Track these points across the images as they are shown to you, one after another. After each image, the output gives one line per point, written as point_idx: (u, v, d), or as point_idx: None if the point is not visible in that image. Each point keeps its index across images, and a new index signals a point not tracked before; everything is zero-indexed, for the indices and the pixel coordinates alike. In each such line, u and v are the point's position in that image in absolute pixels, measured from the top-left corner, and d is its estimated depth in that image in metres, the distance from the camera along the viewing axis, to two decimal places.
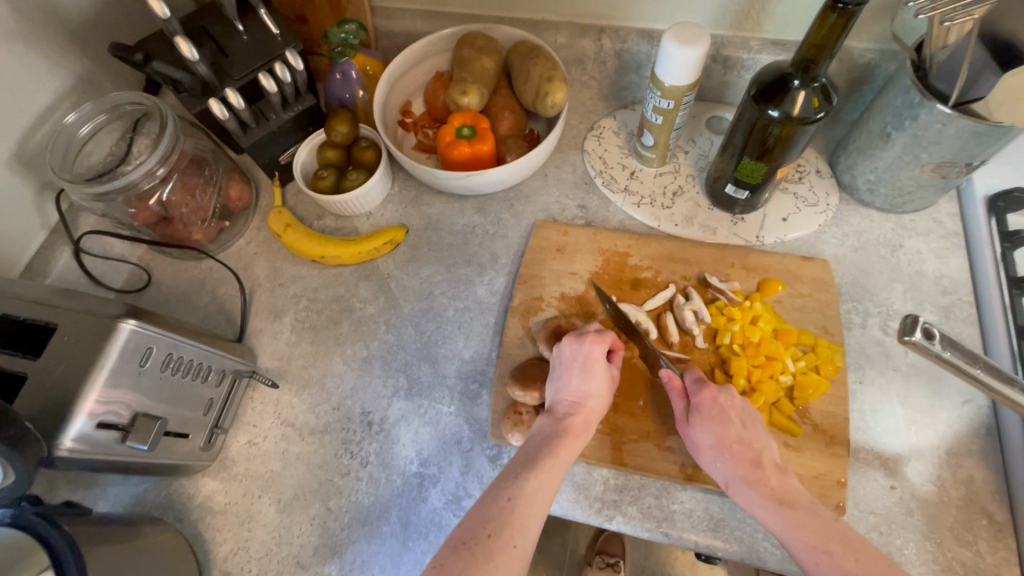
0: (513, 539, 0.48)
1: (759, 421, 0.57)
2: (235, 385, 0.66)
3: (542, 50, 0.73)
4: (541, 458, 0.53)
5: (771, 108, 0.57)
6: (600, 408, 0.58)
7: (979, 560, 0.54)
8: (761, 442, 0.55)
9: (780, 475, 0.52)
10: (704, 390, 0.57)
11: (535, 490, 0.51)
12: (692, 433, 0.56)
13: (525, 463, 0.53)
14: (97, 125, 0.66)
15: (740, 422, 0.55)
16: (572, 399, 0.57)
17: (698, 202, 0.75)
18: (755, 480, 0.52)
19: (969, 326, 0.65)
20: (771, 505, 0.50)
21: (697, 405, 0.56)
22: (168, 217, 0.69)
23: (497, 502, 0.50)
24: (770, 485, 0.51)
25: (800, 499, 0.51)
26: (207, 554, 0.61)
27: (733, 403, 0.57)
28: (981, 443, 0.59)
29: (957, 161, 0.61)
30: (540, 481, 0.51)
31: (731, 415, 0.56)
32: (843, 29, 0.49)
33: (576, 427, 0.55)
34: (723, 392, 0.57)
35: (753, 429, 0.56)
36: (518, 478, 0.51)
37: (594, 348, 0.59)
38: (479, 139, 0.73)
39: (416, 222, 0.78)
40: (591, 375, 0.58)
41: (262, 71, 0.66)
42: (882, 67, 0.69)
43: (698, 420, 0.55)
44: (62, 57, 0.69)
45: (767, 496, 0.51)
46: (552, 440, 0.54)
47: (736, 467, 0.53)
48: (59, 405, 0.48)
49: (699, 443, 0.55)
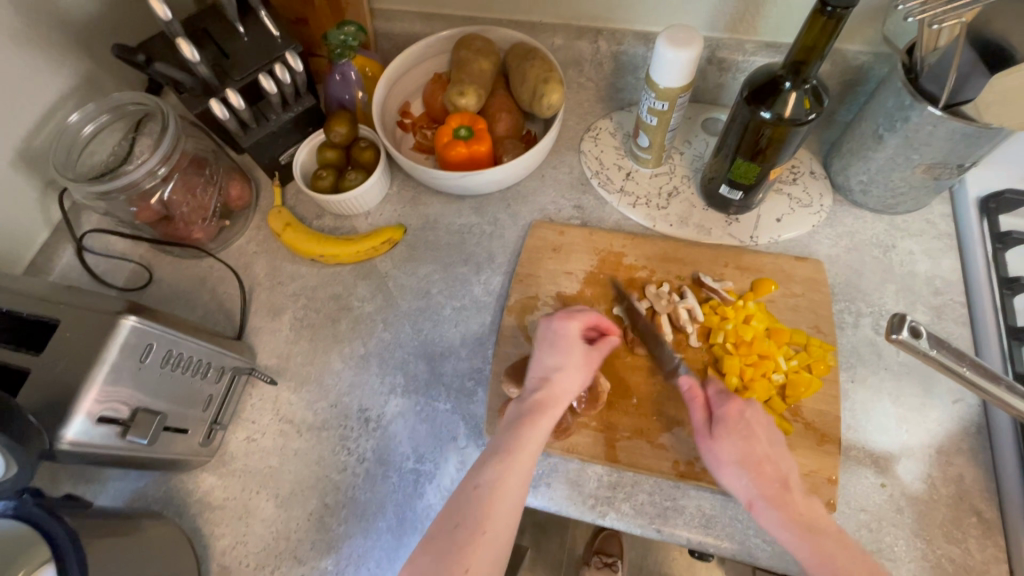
0: (483, 527, 0.48)
1: (783, 442, 0.57)
2: (234, 382, 0.67)
3: (540, 52, 0.74)
4: (507, 441, 0.54)
5: (763, 110, 0.57)
6: (570, 382, 0.58)
7: (968, 557, 0.55)
8: (786, 463, 0.55)
9: (807, 500, 0.52)
10: (729, 404, 0.58)
11: (501, 474, 0.51)
12: (716, 446, 0.55)
13: (490, 449, 0.54)
14: (100, 125, 0.67)
15: (767, 439, 0.55)
16: (538, 379, 0.58)
17: (693, 203, 0.76)
18: (781, 501, 0.52)
19: (961, 326, 0.66)
20: (796, 529, 0.50)
21: (722, 419, 0.57)
22: (169, 216, 0.70)
23: (465, 492, 0.50)
24: (796, 509, 0.51)
25: (827, 526, 0.50)
26: (206, 548, 0.62)
27: (759, 420, 0.57)
28: (971, 441, 0.60)
29: (948, 162, 0.61)
30: (505, 465, 0.52)
31: (756, 431, 0.56)
32: (832, 32, 0.50)
33: (541, 403, 0.56)
34: (749, 408, 0.58)
35: (777, 448, 0.56)
36: (484, 466, 0.52)
37: (565, 324, 0.61)
38: (476, 139, 0.74)
39: (413, 222, 0.79)
40: (559, 350, 0.60)
41: (261, 72, 0.67)
42: (875, 69, 0.70)
43: (723, 433, 0.56)
44: (67, 59, 0.70)
45: (794, 519, 0.50)
46: (518, 422, 0.55)
47: (762, 486, 0.52)
48: (59, 401, 0.49)
49: (721, 457, 0.55)
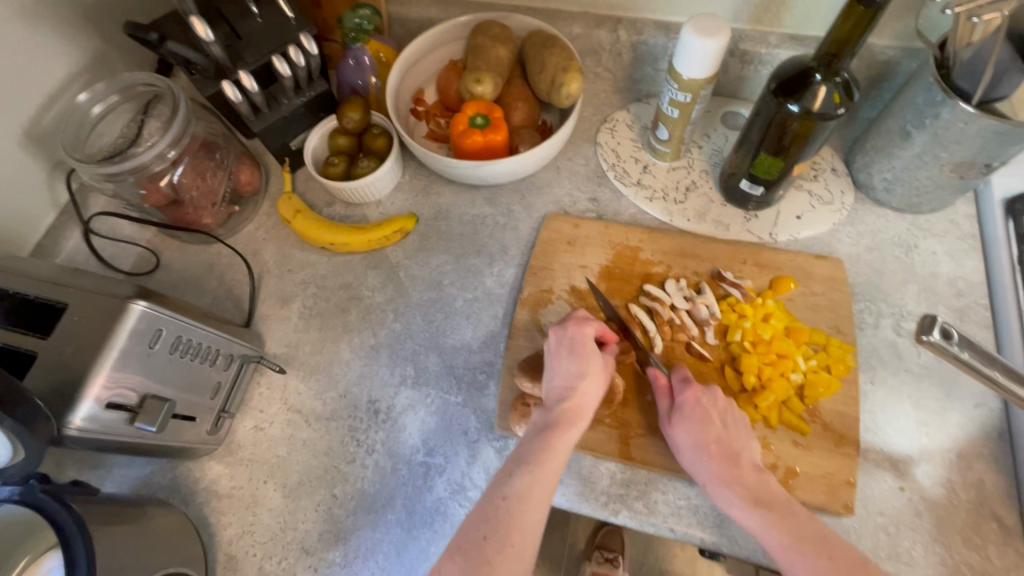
0: (511, 539, 0.48)
1: (743, 423, 0.56)
2: (242, 370, 0.66)
3: (558, 40, 0.72)
4: (533, 452, 0.53)
5: (791, 103, 0.56)
6: (593, 390, 0.57)
7: (988, 564, 0.54)
8: (743, 443, 0.55)
9: (760, 476, 0.53)
10: (689, 390, 0.57)
11: (529, 485, 0.51)
12: (675, 432, 0.56)
13: (518, 459, 0.53)
14: (109, 105, 0.65)
15: (722, 421, 0.56)
16: (561, 391, 0.57)
17: (711, 198, 0.74)
18: (733, 480, 0.52)
19: (984, 328, 0.65)
20: (747, 506, 0.50)
21: (680, 404, 0.57)
22: (179, 200, 0.69)
23: (492, 502, 0.50)
24: (749, 486, 0.52)
25: (778, 500, 0.51)
26: (212, 537, 0.61)
27: (716, 403, 0.57)
28: (991, 446, 0.59)
29: (976, 162, 0.60)
30: (535, 477, 0.51)
31: (712, 414, 0.56)
32: (869, 23, 0.48)
33: (567, 414, 0.55)
34: (707, 391, 0.57)
35: (733, 428, 0.56)
36: (511, 475, 0.52)
37: (582, 330, 0.60)
38: (493, 128, 0.72)
39: (426, 212, 0.78)
40: (581, 357, 0.58)
41: (276, 54, 0.65)
42: (903, 65, 0.68)
43: (680, 419, 0.56)
44: (75, 36, 0.68)
45: (745, 497, 0.51)
46: (545, 433, 0.54)
47: (716, 468, 0.53)
48: (67, 386, 0.48)
49: (680, 442, 0.55)
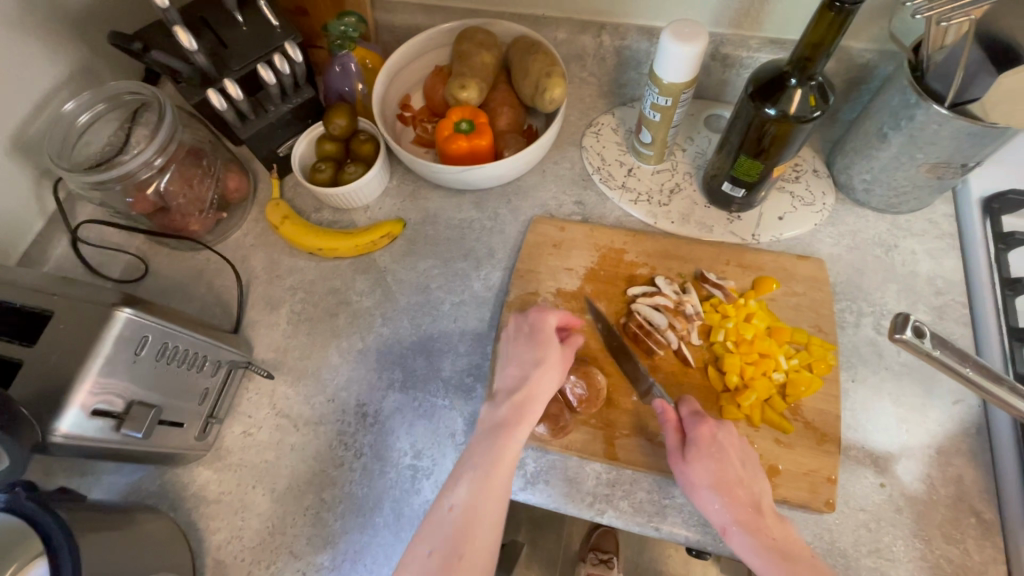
0: (459, 551, 0.49)
1: (755, 461, 0.57)
2: (230, 375, 0.66)
3: (542, 46, 0.73)
4: (482, 454, 0.54)
5: (768, 107, 0.57)
6: (547, 380, 0.58)
7: (967, 558, 0.55)
8: (758, 485, 0.55)
9: (779, 522, 0.53)
10: (702, 426, 0.57)
11: (477, 491, 0.51)
12: (690, 471, 0.55)
13: (465, 463, 0.54)
14: (96, 114, 0.66)
15: (738, 460, 0.55)
16: (515, 384, 0.58)
17: (695, 200, 0.75)
18: (754, 526, 0.52)
19: (962, 326, 0.66)
20: (772, 556, 0.51)
21: (695, 441, 0.56)
22: (166, 207, 0.69)
23: (440, 511, 0.51)
24: (770, 533, 0.52)
25: (800, 550, 0.52)
26: (201, 542, 0.61)
27: (730, 439, 0.57)
28: (970, 441, 0.60)
29: (952, 162, 0.61)
30: (483, 474, 0.52)
31: (730, 453, 0.55)
32: (840, 28, 0.49)
33: (518, 406, 0.56)
34: (721, 428, 0.57)
35: (749, 468, 0.56)
36: (458, 483, 0.52)
37: (541, 319, 0.61)
38: (477, 133, 0.73)
39: (413, 216, 0.78)
40: (533, 349, 0.60)
41: (261, 62, 0.66)
42: (880, 67, 0.69)
43: (697, 456, 0.55)
44: (62, 46, 0.69)
45: (768, 545, 0.51)
46: (495, 432, 0.55)
47: (736, 512, 0.53)
48: (52, 392, 0.48)
49: (695, 481, 0.55)
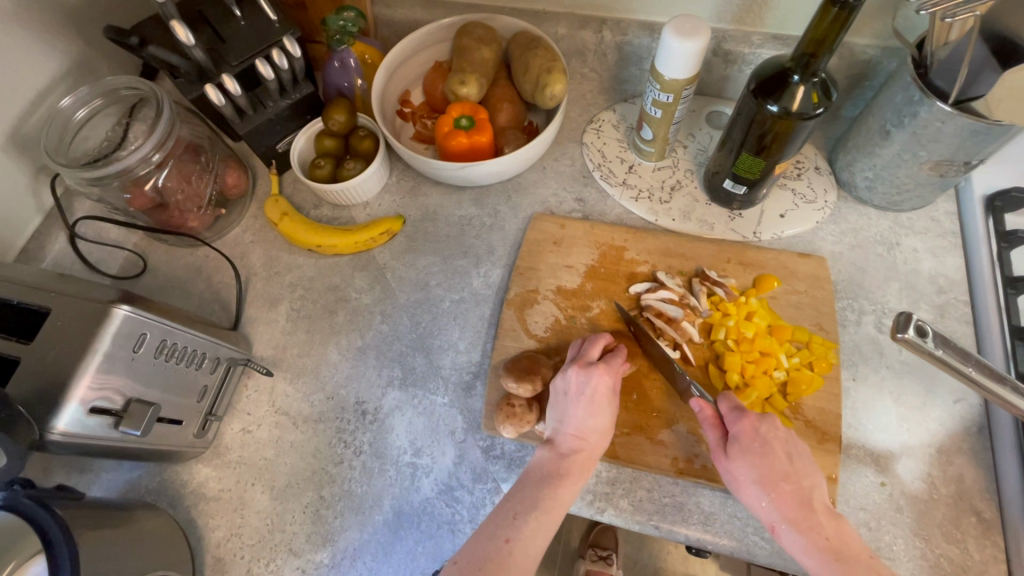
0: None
1: (806, 453, 0.55)
2: (229, 372, 0.66)
3: (543, 41, 0.73)
4: (539, 497, 0.53)
5: (771, 103, 0.56)
6: (603, 442, 0.57)
7: (967, 557, 0.55)
8: (810, 480, 0.53)
9: (831, 517, 0.51)
10: (743, 420, 0.55)
11: (533, 530, 0.52)
12: (733, 467, 0.54)
13: (524, 501, 0.53)
14: (93, 109, 0.65)
15: (786, 455, 0.54)
16: (577, 436, 0.56)
17: (696, 197, 0.75)
18: (806, 524, 0.51)
19: (964, 324, 0.66)
20: (824, 555, 0.49)
21: (736, 436, 0.55)
22: (164, 203, 0.69)
23: (494, 542, 0.51)
24: (823, 532, 0.50)
25: (857, 551, 0.49)
26: (200, 539, 0.61)
27: (775, 433, 0.55)
28: (971, 440, 0.60)
29: (955, 160, 0.60)
30: (539, 524, 0.52)
31: (775, 448, 0.54)
32: (844, 24, 0.49)
33: (578, 465, 0.55)
34: (764, 420, 0.55)
35: (799, 463, 0.54)
36: (517, 518, 0.52)
37: (602, 380, 0.57)
38: (478, 130, 0.72)
39: (413, 213, 0.78)
40: (598, 410, 0.57)
41: (259, 57, 0.65)
42: (883, 64, 0.69)
43: (739, 454, 0.54)
44: (58, 40, 0.68)
45: (819, 542, 0.50)
46: (553, 480, 0.54)
47: (784, 509, 0.52)
48: (50, 388, 0.48)
49: (740, 478, 0.54)
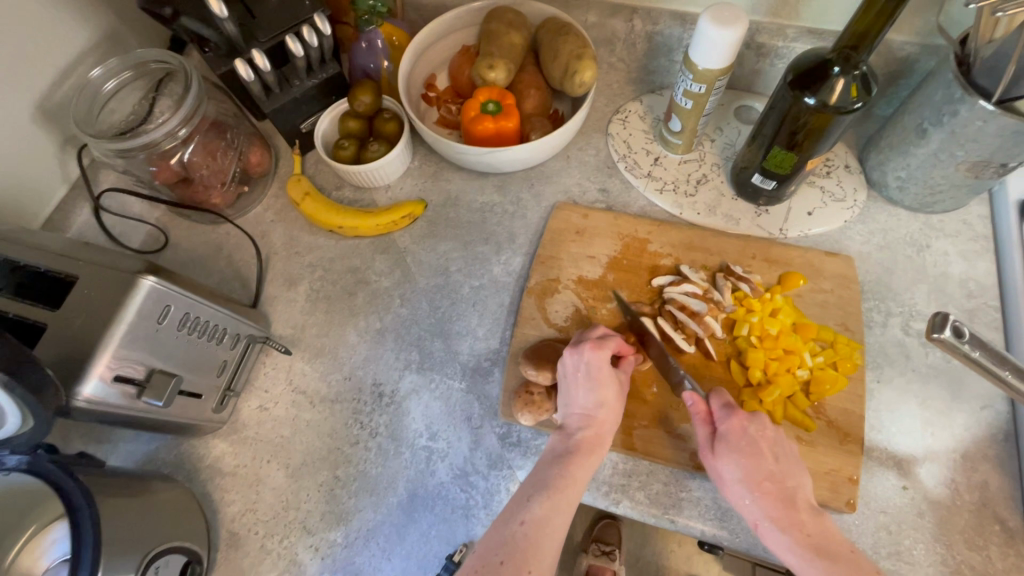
0: (528, 565, 0.47)
1: (793, 454, 0.55)
2: (248, 350, 0.66)
3: (573, 28, 0.72)
4: (552, 477, 0.53)
5: (808, 96, 0.55)
6: (612, 418, 0.56)
7: (989, 565, 0.54)
8: (795, 480, 0.53)
9: (814, 516, 0.51)
10: (733, 418, 0.55)
11: (547, 511, 0.50)
12: (720, 465, 0.54)
13: (536, 484, 0.53)
14: (122, 81, 0.65)
15: (772, 455, 0.53)
16: (582, 416, 0.56)
17: (722, 191, 0.74)
18: (788, 522, 0.50)
19: (994, 330, 0.64)
20: (805, 551, 0.48)
21: (724, 434, 0.55)
22: (189, 178, 0.69)
23: (509, 527, 0.50)
24: (804, 528, 0.50)
25: (839, 547, 0.49)
26: (216, 513, 0.62)
27: (764, 434, 0.54)
28: (997, 448, 0.58)
29: (993, 161, 0.59)
30: (553, 502, 0.51)
31: (762, 448, 0.53)
32: (892, 14, 0.48)
33: (588, 442, 0.55)
34: (754, 420, 0.55)
35: (785, 463, 0.53)
36: (530, 501, 0.51)
37: (597, 354, 0.58)
38: (504, 115, 0.71)
39: (435, 198, 0.78)
40: (598, 384, 0.57)
41: (290, 34, 0.65)
42: (922, 61, 0.67)
43: (724, 451, 0.54)
44: (88, 11, 0.68)
45: (800, 540, 0.49)
46: (564, 458, 0.54)
47: (767, 507, 0.51)
48: (77, 356, 0.48)
49: (727, 476, 0.53)
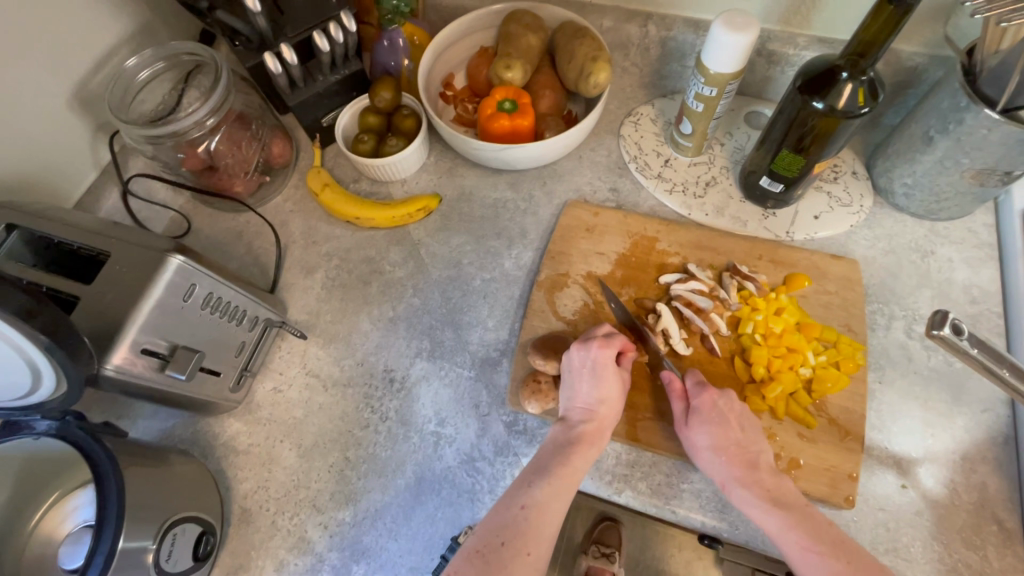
0: (527, 548, 0.48)
1: (759, 425, 0.57)
2: (265, 333, 0.68)
3: (588, 31, 0.74)
4: (554, 465, 0.54)
5: (816, 100, 0.57)
6: (612, 414, 0.58)
7: (986, 564, 0.54)
8: (759, 445, 0.55)
9: (776, 479, 0.53)
10: (704, 392, 0.57)
11: (548, 496, 0.52)
12: (692, 435, 0.56)
13: (538, 471, 0.54)
14: (155, 72, 0.68)
15: (739, 424, 0.56)
16: (584, 409, 0.58)
17: (731, 193, 0.75)
18: (753, 483, 0.52)
19: (996, 335, 0.65)
20: (767, 509, 0.51)
21: (696, 407, 0.57)
22: (214, 166, 0.71)
23: (510, 510, 0.51)
24: (767, 489, 0.52)
25: (799, 506, 0.51)
26: (229, 489, 0.64)
27: (731, 405, 0.57)
28: (996, 451, 0.59)
29: (997, 170, 0.60)
30: (554, 488, 0.52)
31: (729, 418, 0.56)
32: (898, 24, 0.50)
33: (588, 435, 0.56)
34: (723, 394, 0.58)
35: (750, 431, 0.56)
36: (530, 486, 0.52)
37: (603, 352, 0.59)
38: (520, 113, 0.74)
39: (449, 192, 0.80)
40: (602, 381, 0.58)
41: (316, 30, 0.68)
42: (929, 72, 0.69)
43: (697, 422, 0.56)
44: (125, 5, 0.71)
45: (763, 499, 0.51)
46: (565, 448, 0.55)
47: (734, 470, 0.53)
48: (107, 328, 0.50)
49: (698, 444, 0.56)
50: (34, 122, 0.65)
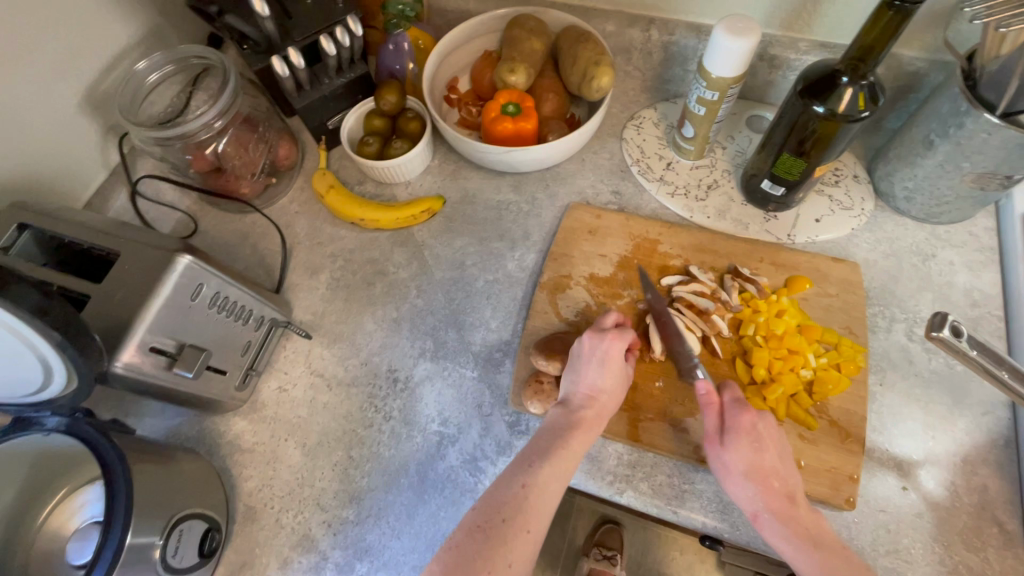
0: (527, 525, 0.49)
1: (791, 453, 0.56)
2: (271, 333, 0.69)
3: (591, 35, 0.75)
4: (553, 445, 0.54)
5: (816, 104, 0.57)
6: (613, 403, 0.58)
7: (986, 566, 0.54)
8: (795, 476, 0.55)
9: (811, 515, 0.53)
10: (744, 415, 0.56)
11: (548, 476, 0.52)
12: (726, 456, 0.55)
13: (539, 451, 0.54)
14: (164, 75, 0.69)
15: (777, 453, 0.55)
16: (586, 394, 0.58)
17: (732, 196, 0.76)
18: (788, 516, 0.52)
19: (996, 339, 0.66)
20: (801, 544, 0.50)
21: (735, 429, 0.55)
22: (222, 168, 0.72)
23: (510, 488, 0.51)
24: (802, 523, 0.52)
25: (831, 542, 0.51)
26: (233, 487, 0.64)
27: (770, 431, 0.56)
28: (997, 453, 0.60)
29: (998, 173, 0.60)
30: (554, 470, 0.53)
31: (768, 444, 0.55)
32: (896, 31, 0.50)
33: (590, 420, 0.56)
34: (763, 418, 0.56)
35: (787, 460, 0.55)
36: (532, 466, 0.53)
37: (615, 344, 0.60)
38: (523, 116, 0.74)
39: (453, 195, 0.81)
40: (609, 371, 0.58)
41: (323, 34, 0.69)
42: (930, 76, 0.69)
43: (734, 444, 0.55)
44: (135, 9, 0.73)
45: (799, 533, 0.51)
46: (565, 429, 0.55)
47: (770, 500, 0.52)
48: (115, 327, 0.51)
49: (730, 466, 0.55)
50: (44, 123, 0.66)
